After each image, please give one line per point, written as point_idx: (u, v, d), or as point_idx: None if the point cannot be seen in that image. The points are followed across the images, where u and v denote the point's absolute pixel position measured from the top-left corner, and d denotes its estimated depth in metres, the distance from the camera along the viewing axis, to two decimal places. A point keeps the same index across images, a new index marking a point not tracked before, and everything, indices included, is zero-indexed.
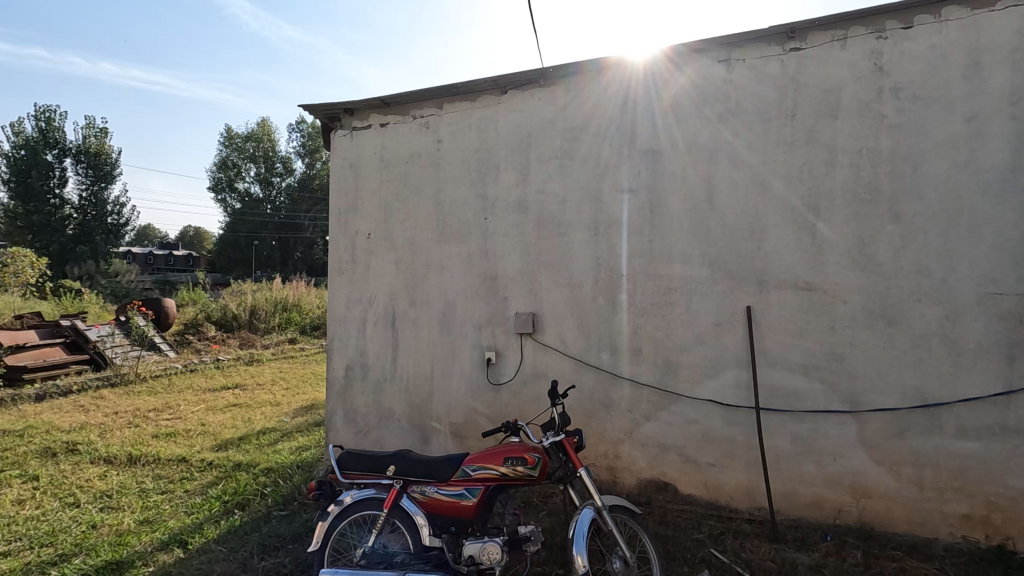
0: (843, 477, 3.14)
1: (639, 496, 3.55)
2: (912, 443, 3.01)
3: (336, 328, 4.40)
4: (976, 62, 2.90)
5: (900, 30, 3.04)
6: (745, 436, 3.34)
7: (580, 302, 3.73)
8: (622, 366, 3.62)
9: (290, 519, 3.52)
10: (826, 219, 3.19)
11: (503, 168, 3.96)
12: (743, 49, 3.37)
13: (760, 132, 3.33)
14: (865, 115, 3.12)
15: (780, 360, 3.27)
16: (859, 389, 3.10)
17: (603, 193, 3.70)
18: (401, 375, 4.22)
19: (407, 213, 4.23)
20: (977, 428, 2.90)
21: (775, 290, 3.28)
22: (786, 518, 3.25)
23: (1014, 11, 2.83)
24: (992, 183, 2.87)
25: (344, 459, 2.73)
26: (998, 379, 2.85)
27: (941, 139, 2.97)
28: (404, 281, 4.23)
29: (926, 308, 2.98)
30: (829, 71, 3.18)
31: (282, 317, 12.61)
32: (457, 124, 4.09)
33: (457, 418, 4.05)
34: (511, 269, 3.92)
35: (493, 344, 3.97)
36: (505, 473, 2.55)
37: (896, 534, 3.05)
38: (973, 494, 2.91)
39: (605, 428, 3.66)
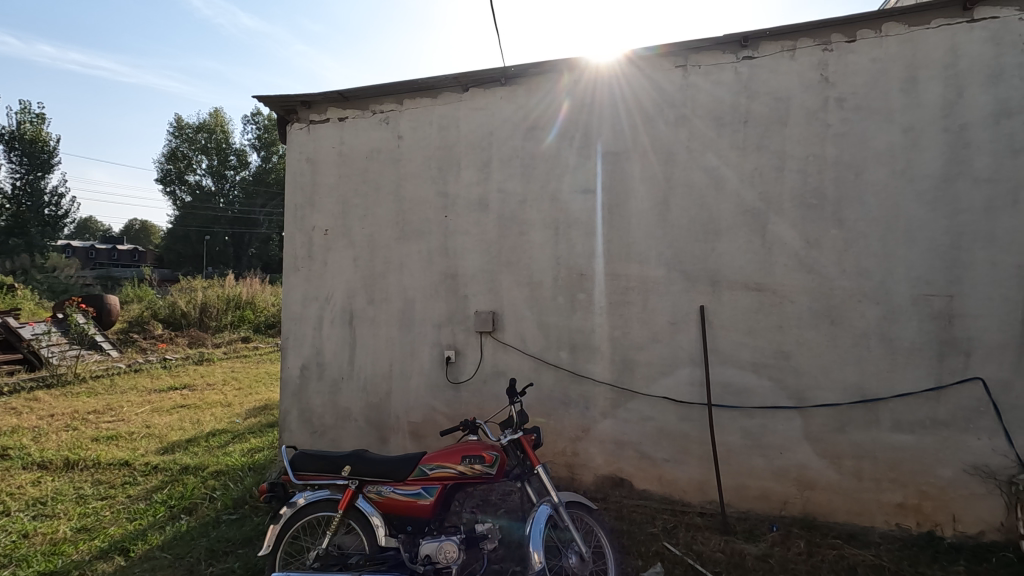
0: (789, 470, 3.28)
1: (596, 492, 3.62)
2: (852, 437, 3.17)
3: (292, 326, 4.28)
4: (913, 75, 3.07)
5: (844, 43, 3.19)
6: (698, 432, 3.44)
7: (540, 300, 3.76)
8: (580, 365, 3.67)
9: (241, 523, 3.41)
10: (776, 222, 3.31)
11: (464, 166, 3.95)
12: (699, 55, 3.47)
13: (715, 137, 3.43)
14: (812, 123, 3.25)
15: (731, 358, 3.38)
16: (805, 386, 3.24)
17: (563, 193, 3.73)
18: (359, 374, 4.15)
19: (366, 210, 4.16)
20: (911, 421, 3.07)
21: (728, 290, 3.39)
22: (735, 511, 3.36)
23: (947, 29, 3.01)
24: (927, 190, 3.05)
25: (297, 459, 2.65)
26: (930, 376, 3.03)
27: (881, 148, 3.12)
28: (362, 278, 4.16)
29: (866, 308, 3.14)
30: (780, 79, 3.31)
31: (234, 315, 12.15)
32: (418, 121, 4.05)
33: (416, 417, 4.02)
34: (471, 268, 3.91)
35: (453, 342, 3.95)
36: (462, 472, 2.54)
37: (836, 523, 3.20)
38: (907, 484, 3.08)
39: (563, 426, 3.70)
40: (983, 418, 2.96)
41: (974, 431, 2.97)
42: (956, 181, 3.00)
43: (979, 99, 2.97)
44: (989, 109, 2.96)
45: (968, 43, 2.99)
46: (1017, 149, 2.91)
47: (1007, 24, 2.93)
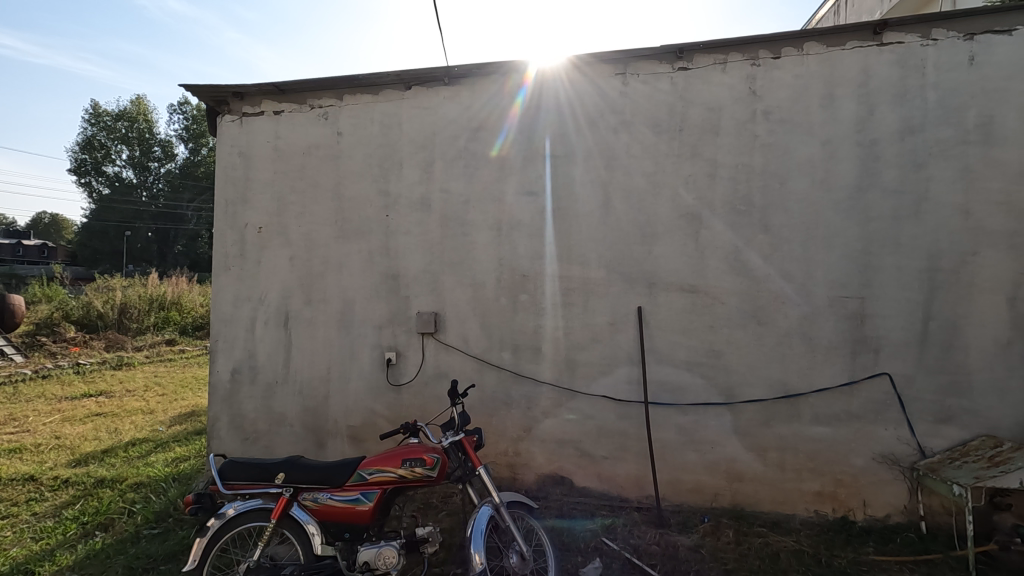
0: (719, 463, 3.44)
1: (537, 491, 3.66)
2: (776, 430, 3.36)
3: (222, 328, 4.07)
4: (831, 93, 3.30)
5: (770, 59, 3.39)
6: (635, 429, 3.54)
7: (483, 302, 3.76)
8: (522, 365, 3.70)
9: (164, 537, 3.21)
10: (708, 227, 3.46)
11: (406, 165, 3.89)
12: (637, 64, 3.59)
13: (653, 143, 3.55)
14: (742, 133, 3.43)
15: (667, 357, 3.50)
16: (734, 383, 3.41)
17: (506, 194, 3.75)
18: (295, 378, 4.00)
19: (303, 207, 4.02)
20: (828, 414, 3.30)
21: (664, 292, 3.51)
22: (670, 504, 3.49)
23: (860, 51, 3.26)
24: (842, 199, 3.28)
25: (227, 468, 2.53)
26: (844, 372, 3.27)
27: (803, 159, 3.33)
28: (299, 278, 4.01)
29: (789, 309, 3.34)
30: (712, 91, 3.47)
31: (159, 317, 11.43)
32: (359, 117, 3.96)
33: (355, 421, 3.92)
34: (413, 268, 3.86)
35: (394, 344, 3.89)
36: (402, 475, 2.50)
37: (762, 512, 3.38)
38: (824, 473, 3.30)
39: (505, 426, 3.72)
40: (890, 410, 3.21)
41: (883, 423, 3.22)
42: (867, 192, 3.25)
43: (887, 117, 3.23)
44: (897, 126, 3.22)
45: (878, 65, 3.24)
46: (919, 163, 3.18)
47: (911, 49, 3.20)
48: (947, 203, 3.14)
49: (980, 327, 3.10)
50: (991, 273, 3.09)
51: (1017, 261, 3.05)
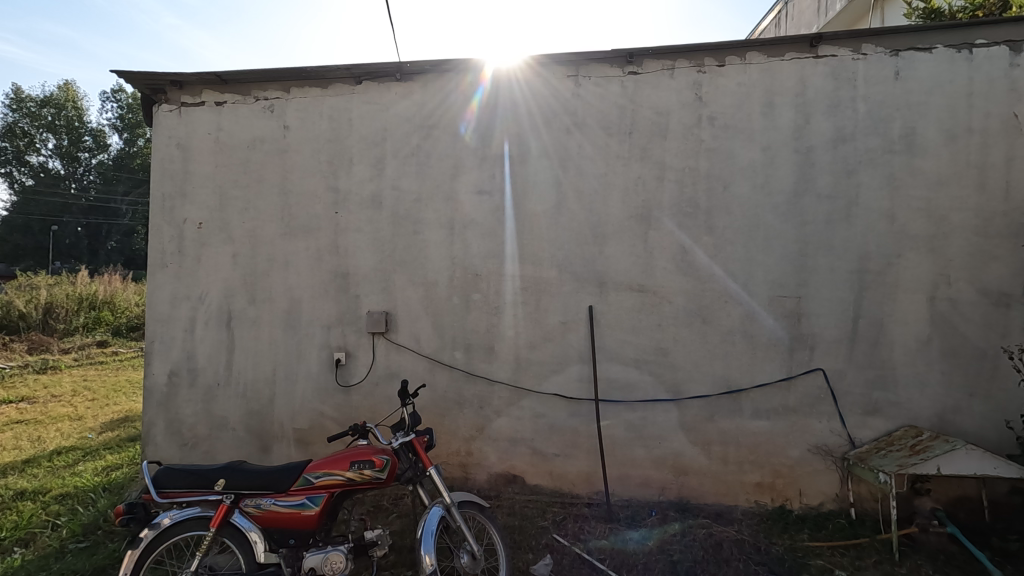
0: (666, 458, 3.53)
1: (489, 491, 3.67)
2: (720, 425, 3.49)
3: (158, 328, 3.88)
4: (770, 101, 3.45)
5: (715, 66, 3.51)
6: (586, 426, 3.60)
7: (435, 301, 3.73)
8: (475, 364, 3.69)
9: (92, 551, 3.02)
10: (656, 228, 3.56)
11: (356, 161, 3.81)
12: (588, 67, 3.64)
13: (603, 145, 3.61)
14: (688, 138, 3.54)
15: (617, 355, 3.58)
16: (680, 379, 3.51)
17: (458, 193, 3.73)
18: (238, 380, 3.86)
19: (247, 203, 3.87)
20: (767, 409, 3.45)
21: (613, 291, 3.58)
22: (619, 499, 3.56)
23: (797, 62, 3.42)
24: (781, 203, 3.44)
25: (162, 476, 2.41)
26: (782, 368, 3.43)
27: (745, 163, 3.47)
28: (242, 276, 3.86)
29: (731, 308, 3.47)
30: (661, 95, 3.56)
31: (89, 317, 10.75)
32: (307, 111, 3.85)
33: (303, 424, 3.81)
34: (363, 267, 3.78)
35: (343, 344, 3.80)
36: (351, 478, 2.45)
37: (706, 504, 3.50)
38: (764, 465, 3.45)
39: (457, 426, 3.70)
40: (824, 403, 3.39)
41: (817, 415, 3.40)
42: (804, 197, 3.41)
43: (822, 125, 3.40)
44: (830, 134, 3.39)
45: (814, 76, 3.41)
46: (850, 171, 3.37)
47: (844, 62, 3.39)
48: (875, 208, 3.35)
49: (904, 324, 3.32)
50: (913, 274, 3.31)
51: (935, 263, 3.28)
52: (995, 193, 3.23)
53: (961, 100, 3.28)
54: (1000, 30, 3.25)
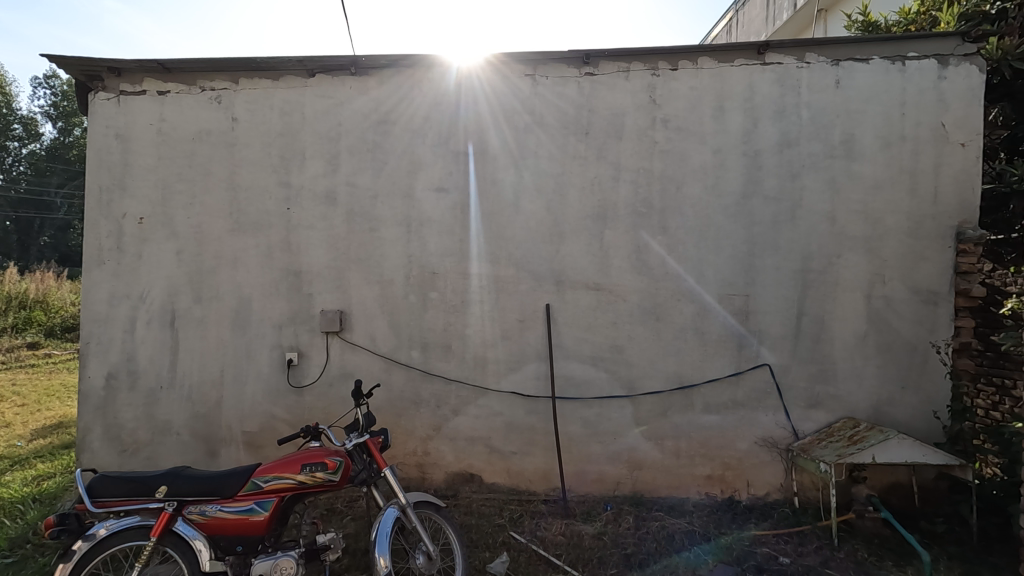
0: (621, 453, 3.60)
1: (446, 490, 3.66)
2: (672, 420, 3.58)
3: (94, 329, 3.68)
4: (721, 105, 3.56)
5: (668, 70, 3.59)
6: (543, 423, 3.63)
7: (391, 300, 3.68)
8: (432, 363, 3.66)
9: (19, 566, 2.84)
10: (612, 227, 3.61)
11: (309, 156, 3.71)
12: (546, 67, 3.66)
13: (560, 145, 3.64)
14: (642, 140, 3.61)
15: (573, 353, 3.62)
16: (635, 376, 3.59)
17: (415, 190, 3.69)
18: (183, 382, 3.70)
19: (192, 197, 3.71)
20: (717, 403, 3.56)
21: (570, 290, 3.62)
22: (575, 495, 3.61)
23: (746, 68, 3.54)
24: (730, 205, 3.55)
25: (98, 485, 2.29)
26: (731, 364, 3.55)
27: (696, 165, 3.57)
28: (187, 274, 3.70)
29: (684, 306, 3.57)
30: (616, 97, 3.62)
31: (19, 317, 10.10)
32: (257, 103, 3.72)
33: (252, 427, 3.70)
34: (316, 264, 3.69)
35: (295, 344, 3.70)
36: (302, 481, 2.38)
37: (659, 497, 3.59)
38: (714, 458, 3.57)
39: (413, 426, 3.67)
40: (770, 397, 3.53)
41: (764, 409, 3.53)
42: (752, 199, 3.54)
43: (768, 130, 3.54)
44: (776, 138, 3.53)
45: (762, 82, 3.54)
46: (795, 174, 3.52)
47: (789, 70, 3.53)
48: (817, 210, 3.50)
49: (843, 321, 3.49)
50: (852, 273, 3.48)
51: (872, 263, 3.47)
52: (925, 197, 3.43)
53: (895, 109, 3.47)
54: (930, 44, 3.46)
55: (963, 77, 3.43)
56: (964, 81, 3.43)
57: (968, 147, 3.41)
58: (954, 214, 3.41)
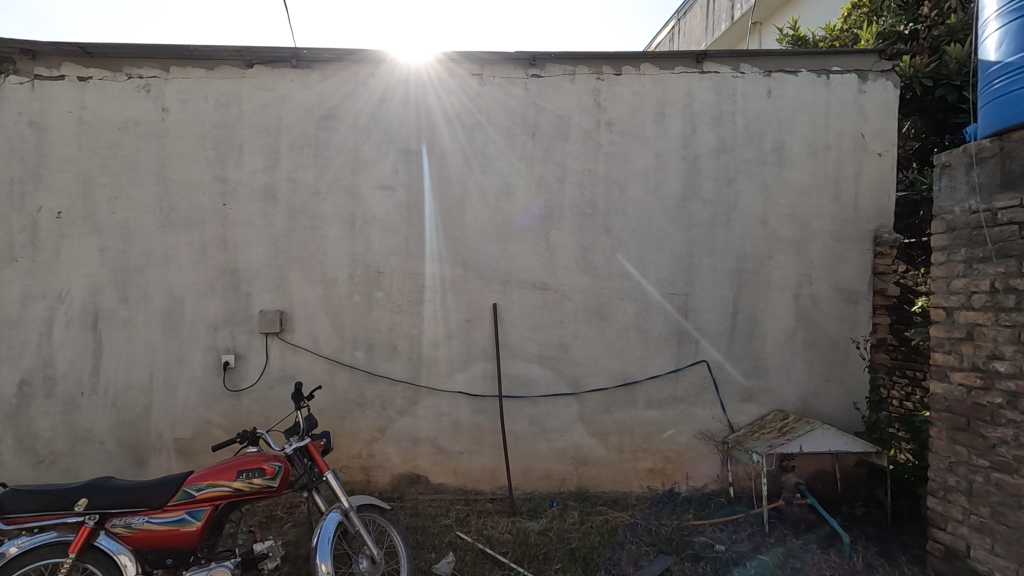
0: (566, 450, 3.67)
1: (391, 492, 3.62)
2: (616, 416, 3.67)
3: (5, 331, 3.41)
4: (662, 111, 3.68)
5: (613, 75, 3.68)
6: (490, 422, 3.64)
7: (334, 299, 3.59)
8: (377, 364, 3.60)
9: None
10: (558, 228, 3.67)
11: (247, 150, 3.57)
12: (493, 67, 3.68)
13: (507, 146, 3.67)
14: (588, 142, 3.68)
15: (520, 352, 3.65)
16: (580, 374, 3.66)
17: (360, 187, 3.61)
18: (107, 387, 3.49)
19: (116, 190, 3.49)
20: (658, 399, 3.68)
21: (517, 289, 3.65)
22: (522, 493, 3.65)
23: (685, 76, 3.68)
24: (671, 207, 3.68)
25: (9, 499, 2.14)
26: (671, 360, 3.67)
27: (639, 168, 3.67)
28: (111, 273, 3.48)
29: (627, 305, 3.67)
30: (562, 99, 3.67)
31: None
32: (189, 93, 3.54)
33: (185, 433, 3.53)
34: (254, 263, 3.56)
35: (232, 346, 3.55)
36: (238, 488, 2.29)
37: (603, 492, 3.68)
38: (655, 452, 3.68)
39: (358, 428, 3.60)
40: (707, 393, 3.68)
41: (702, 404, 3.68)
42: (691, 202, 3.68)
43: (706, 136, 3.68)
44: (713, 144, 3.68)
45: (700, 89, 3.68)
46: (730, 179, 3.68)
47: (725, 79, 3.69)
48: (751, 213, 3.68)
49: (774, 319, 3.68)
50: (782, 273, 3.68)
51: (800, 264, 3.68)
52: (847, 203, 3.68)
53: (820, 119, 3.69)
54: (851, 59, 3.70)
55: (880, 91, 3.69)
56: (881, 96, 3.69)
57: (884, 156, 3.67)
58: (872, 219, 3.67)
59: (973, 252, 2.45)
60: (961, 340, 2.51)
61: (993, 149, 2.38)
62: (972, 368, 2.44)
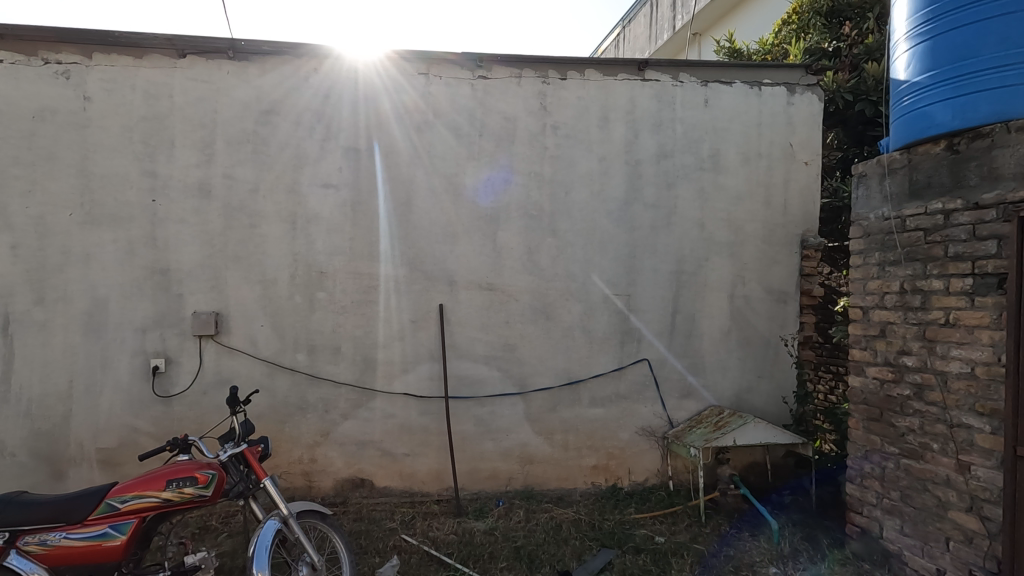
0: (513, 449, 3.70)
1: (334, 497, 3.54)
2: (561, 415, 3.74)
3: None
4: (606, 116, 3.77)
5: (558, 79, 3.74)
6: (436, 424, 3.62)
7: (274, 300, 3.48)
8: (319, 366, 3.51)
9: None
10: (504, 229, 3.69)
11: (179, 144, 3.40)
12: (440, 66, 3.66)
13: (455, 145, 3.66)
14: (534, 144, 3.72)
15: (466, 352, 3.65)
16: (526, 373, 3.70)
17: (302, 185, 3.51)
18: (20, 395, 3.24)
19: (31, 183, 3.25)
20: (602, 397, 3.77)
21: (463, 290, 3.65)
22: (468, 493, 3.65)
23: (628, 82, 3.79)
24: (614, 210, 3.78)
25: None
26: (615, 358, 3.77)
27: (583, 171, 3.75)
28: (25, 272, 3.24)
29: (572, 305, 3.74)
30: (509, 101, 3.71)
31: None
32: (115, 81, 3.34)
33: (109, 442, 3.33)
34: (187, 262, 3.39)
35: (162, 349, 3.37)
36: (167, 499, 2.18)
37: (548, 490, 3.73)
38: (599, 449, 3.77)
39: (299, 433, 3.51)
40: (648, 390, 3.81)
41: (643, 401, 3.80)
42: (633, 205, 3.79)
43: (647, 141, 3.81)
44: (654, 150, 3.81)
45: (642, 97, 3.80)
46: (670, 184, 3.82)
47: (665, 87, 3.82)
48: (689, 217, 3.83)
49: (710, 318, 3.85)
50: (718, 275, 3.85)
51: (734, 266, 3.86)
52: (777, 208, 3.89)
53: (753, 129, 3.88)
54: (781, 73, 3.92)
55: (806, 104, 3.92)
56: (807, 108, 3.93)
57: (810, 165, 3.91)
58: (799, 224, 3.90)
59: (886, 255, 2.64)
60: (875, 337, 2.71)
61: (902, 161, 2.58)
62: (885, 363, 2.64)
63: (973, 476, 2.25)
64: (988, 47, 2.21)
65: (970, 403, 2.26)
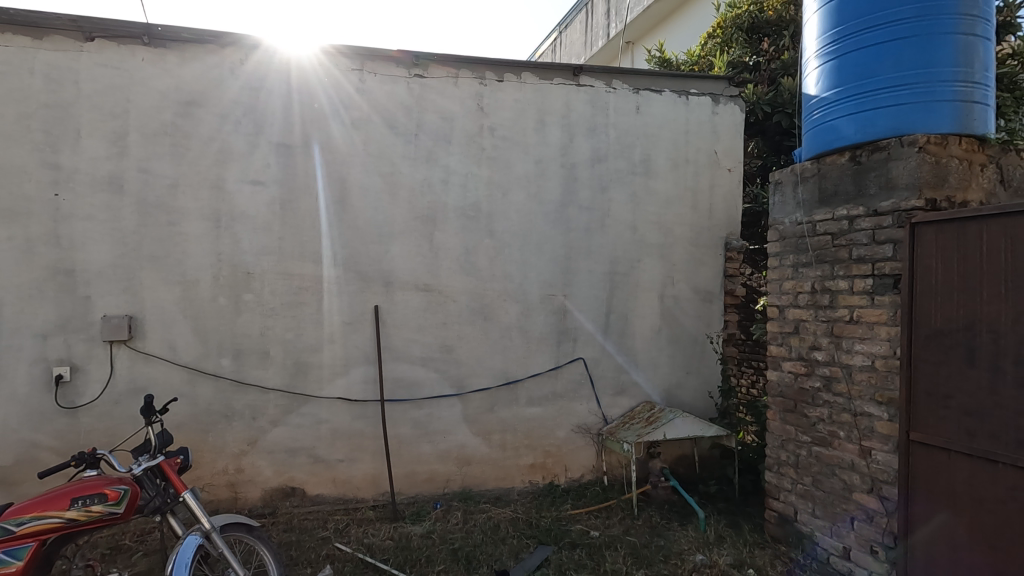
0: (450, 451, 3.68)
1: (263, 508, 3.39)
2: (499, 415, 3.75)
3: None
4: (542, 119, 3.83)
5: (495, 80, 3.75)
6: (371, 428, 3.54)
7: (195, 302, 3.28)
8: (245, 371, 3.35)
9: None
10: (441, 229, 3.67)
11: (86, 135, 3.14)
12: (375, 62, 3.58)
13: (390, 143, 3.59)
14: (470, 145, 3.72)
15: (403, 354, 3.60)
16: (464, 374, 3.69)
17: (226, 181, 3.33)
18: None
19: None
20: (539, 396, 3.82)
21: (399, 291, 3.59)
22: (404, 497, 3.60)
23: (563, 87, 3.86)
24: (550, 212, 3.84)
25: None
26: (551, 358, 3.83)
27: (520, 174, 3.79)
28: None
29: (510, 306, 3.76)
30: (445, 101, 3.68)
31: None
32: (10, 63, 3.04)
33: (4, 460, 3.03)
34: (96, 262, 3.15)
35: (66, 357, 3.10)
36: (72, 519, 2.01)
37: (486, 490, 3.74)
38: (537, 447, 3.82)
39: (224, 442, 3.33)
40: (584, 388, 3.89)
41: (579, 399, 3.88)
42: (569, 208, 3.87)
43: (582, 145, 3.90)
44: (589, 154, 3.90)
45: (577, 101, 3.89)
46: (604, 187, 3.92)
47: (599, 93, 3.93)
48: (622, 220, 3.95)
49: (642, 317, 3.99)
50: (649, 276, 4.00)
51: (664, 267, 4.02)
52: (704, 212, 4.09)
53: (681, 136, 4.06)
54: (706, 83, 4.12)
55: (729, 114, 4.15)
56: (730, 118, 4.15)
57: (733, 172, 4.14)
58: (723, 227, 4.12)
59: (799, 258, 2.84)
60: (789, 334, 2.90)
61: (813, 170, 2.78)
62: (798, 358, 2.84)
63: (873, 459, 2.46)
64: (886, 68, 2.43)
65: (871, 393, 2.47)
